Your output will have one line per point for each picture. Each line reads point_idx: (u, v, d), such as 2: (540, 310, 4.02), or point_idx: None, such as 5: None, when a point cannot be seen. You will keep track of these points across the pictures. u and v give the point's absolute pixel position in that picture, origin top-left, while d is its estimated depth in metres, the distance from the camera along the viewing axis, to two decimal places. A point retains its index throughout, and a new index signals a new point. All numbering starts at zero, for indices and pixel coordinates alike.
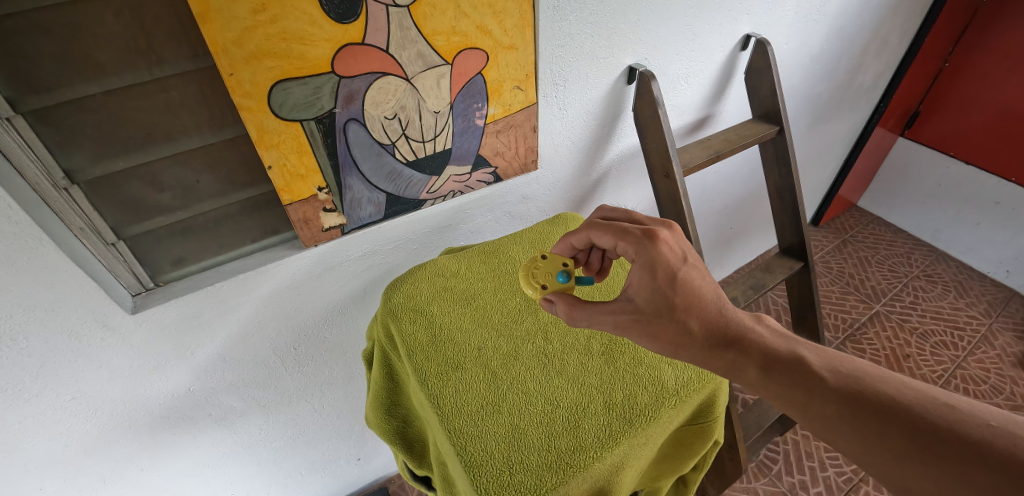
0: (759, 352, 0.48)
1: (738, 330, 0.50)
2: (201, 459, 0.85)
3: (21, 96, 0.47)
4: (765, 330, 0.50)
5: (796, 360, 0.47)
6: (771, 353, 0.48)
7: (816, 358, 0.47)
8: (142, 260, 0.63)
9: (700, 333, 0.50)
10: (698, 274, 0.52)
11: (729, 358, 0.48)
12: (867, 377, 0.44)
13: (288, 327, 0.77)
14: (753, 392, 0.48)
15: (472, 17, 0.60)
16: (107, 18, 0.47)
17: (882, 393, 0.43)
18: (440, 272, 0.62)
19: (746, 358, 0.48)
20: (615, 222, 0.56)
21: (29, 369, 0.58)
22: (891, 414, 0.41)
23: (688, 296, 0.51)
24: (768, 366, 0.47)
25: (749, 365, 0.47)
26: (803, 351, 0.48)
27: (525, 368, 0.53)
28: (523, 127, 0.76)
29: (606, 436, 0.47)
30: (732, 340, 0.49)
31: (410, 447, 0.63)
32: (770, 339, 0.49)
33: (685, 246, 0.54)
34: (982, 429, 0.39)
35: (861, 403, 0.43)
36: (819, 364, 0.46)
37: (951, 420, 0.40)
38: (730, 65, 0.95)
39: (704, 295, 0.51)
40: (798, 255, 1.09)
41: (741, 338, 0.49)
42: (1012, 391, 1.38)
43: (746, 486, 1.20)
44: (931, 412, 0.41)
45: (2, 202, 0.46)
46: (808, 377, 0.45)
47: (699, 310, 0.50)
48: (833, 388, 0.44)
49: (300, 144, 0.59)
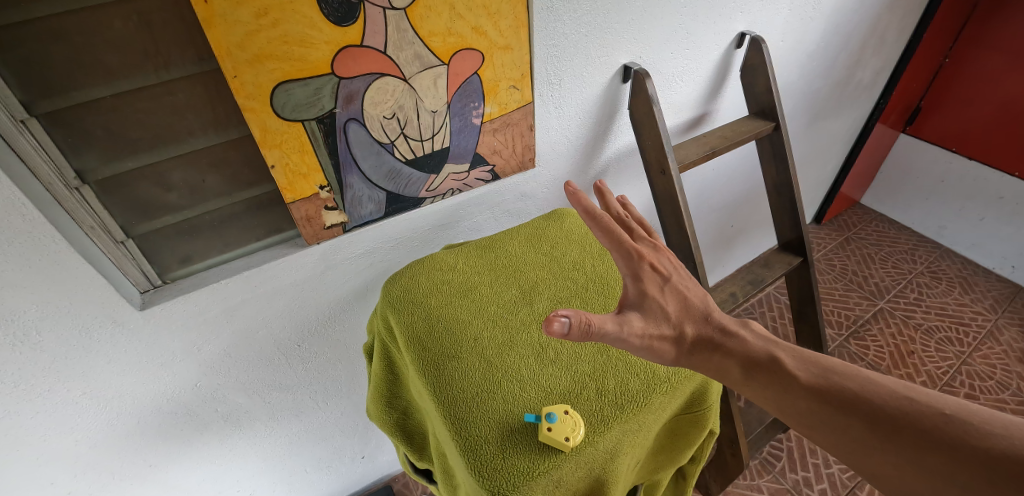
0: (741, 355, 0.50)
1: (723, 335, 0.51)
2: (209, 455, 0.87)
3: (35, 99, 0.50)
4: (749, 333, 0.52)
5: (772, 361, 0.49)
6: (752, 356, 0.50)
7: (791, 359, 0.49)
8: (151, 259, 0.65)
9: (690, 339, 0.51)
10: (684, 282, 0.53)
11: (716, 361, 0.50)
12: (836, 373, 0.47)
13: (293, 323, 0.78)
14: (739, 390, 0.51)
15: (467, 19, 0.62)
16: (116, 24, 0.50)
17: (848, 389, 0.46)
18: (439, 267, 0.63)
19: (730, 360, 0.50)
20: (608, 218, 0.51)
21: (41, 364, 0.60)
22: (854, 407, 0.45)
23: (679, 304, 0.51)
24: (749, 367, 0.50)
25: (733, 366, 0.50)
26: (780, 353, 0.50)
27: (519, 357, 0.52)
28: (520, 126, 0.77)
29: (597, 422, 0.47)
30: (719, 344, 0.51)
31: (410, 439, 0.65)
32: (752, 342, 0.51)
33: (669, 264, 0.53)
34: (937, 418, 0.42)
35: (830, 398, 0.46)
36: (794, 364, 0.49)
37: (909, 410, 0.43)
38: (726, 63, 0.96)
39: (691, 303, 0.53)
40: (797, 250, 1.08)
41: (726, 341, 0.51)
42: (1018, 387, 1.37)
43: (750, 483, 1.20)
44: (890, 403, 0.44)
45: (19, 201, 0.48)
46: (785, 376, 0.48)
47: (690, 316, 0.52)
48: (805, 384, 0.47)
49: (301, 143, 0.61)
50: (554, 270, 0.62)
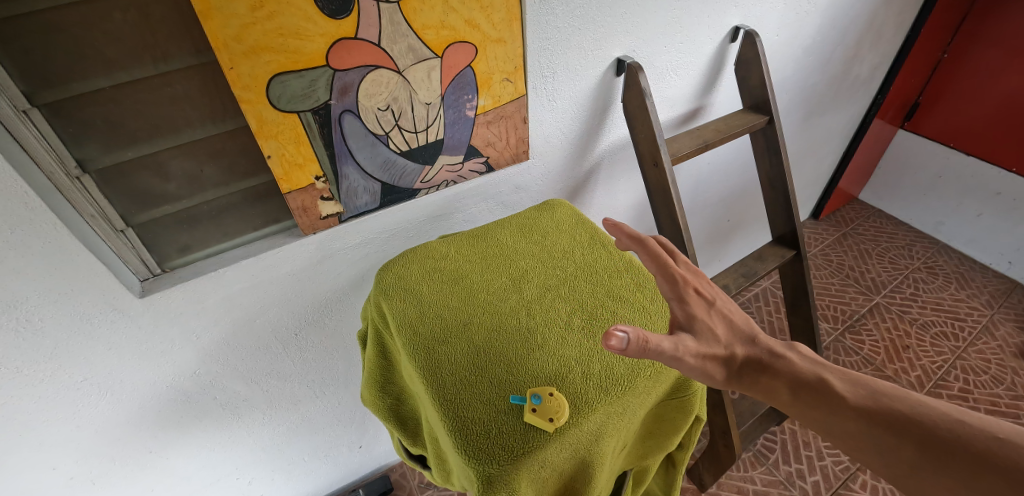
0: (789, 376, 0.51)
1: (769, 356, 0.53)
2: (208, 442, 0.89)
3: (36, 90, 0.51)
4: (796, 355, 0.53)
5: (820, 383, 0.50)
6: (800, 377, 0.51)
7: (839, 380, 0.50)
8: (150, 248, 0.67)
9: (737, 360, 0.52)
10: (728, 306, 0.55)
11: (764, 382, 0.51)
12: (885, 395, 0.48)
13: (290, 312, 0.80)
14: (786, 412, 0.51)
15: (460, 12, 0.63)
16: (115, 17, 0.51)
17: (896, 410, 0.46)
18: (431, 255, 0.64)
19: (779, 381, 0.51)
20: (653, 244, 0.55)
21: (43, 350, 0.62)
22: (903, 428, 0.45)
23: (726, 327, 0.53)
24: (796, 388, 0.50)
25: (780, 387, 0.51)
26: (827, 374, 0.51)
27: (507, 342, 0.53)
28: (514, 118, 0.78)
29: (581, 404, 0.48)
30: (767, 364, 0.52)
31: (404, 425, 0.66)
32: (798, 364, 0.52)
33: (714, 290, 0.56)
34: (990, 441, 0.42)
35: (879, 420, 0.46)
36: (843, 385, 0.49)
37: (961, 433, 0.43)
38: (720, 56, 0.97)
39: (737, 325, 0.54)
40: (791, 243, 1.09)
41: (773, 362, 0.52)
42: (1012, 382, 1.38)
43: (743, 475, 1.21)
44: (942, 426, 0.44)
45: (20, 189, 0.49)
46: (833, 398, 0.49)
47: (737, 338, 0.54)
48: (853, 405, 0.48)
49: (297, 134, 0.62)
50: (544, 258, 0.63)
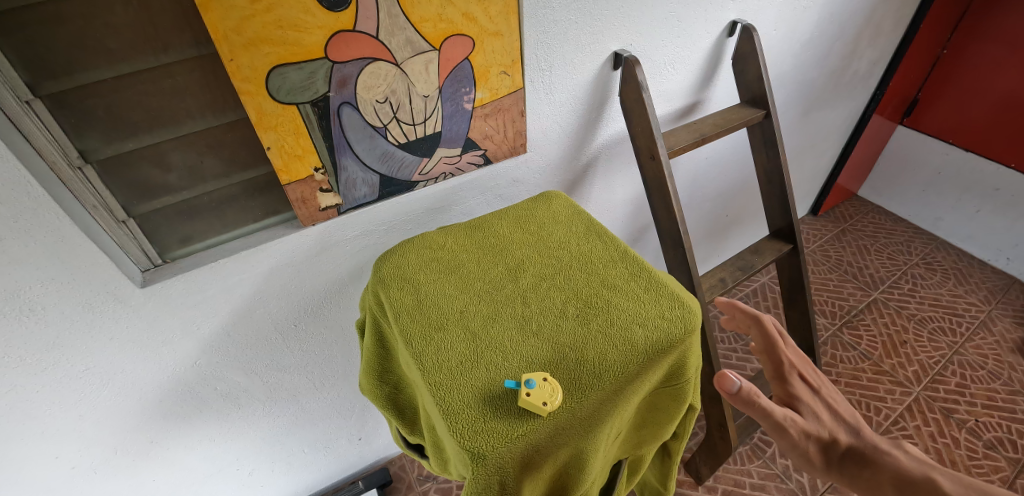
0: (891, 472, 0.51)
1: (874, 451, 0.53)
2: (209, 432, 0.90)
3: (39, 81, 0.52)
4: (904, 454, 0.52)
5: (927, 483, 0.48)
6: (904, 476, 0.50)
7: (952, 484, 0.47)
8: (150, 239, 0.68)
9: (838, 450, 0.55)
10: (833, 396, 0.60)
11: (867, 477, 0.52)
12: None
13: (290, 303, 0.80)
14: None
15: (458, 5, 0.64)
16: (116, 8, 0.52)
17: None
18: (428, 246, 0.65)
19: (881, 475, 0.51)
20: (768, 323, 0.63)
21: (46, 339, 0.63)
22: None
23: (828, 415, 0.58)
24: (901, 486, 0.50)
25: (883, 483, 0.51)
26: (937, 476, 0.48)
27: (502, 329, 0.54)
28: (511, 112, 0.79)
29: (575, 390, 0.49)
30: (871, 459, 0.53)
31: (401, 413, 0.67)
32: (907, 463, 0.51)
33: (820, 379, 0.61)
34: None
35: None
36: (954, 488, 0.46)
37: None
38: (718, 51, 0.97)
39: (843, 416, 0.58)
40: (788, 237, 1.10)
41: (876, 458, 0.53)
42: (1010, 377, 1.38)
43: (740, 468, 1.22)
44: None
45: (24, 178, 0.50)
46: None
47: (842, 428, 0.57)
48: None
49: (296, 126, 0.63)
50: (540, 248, 0.64)
